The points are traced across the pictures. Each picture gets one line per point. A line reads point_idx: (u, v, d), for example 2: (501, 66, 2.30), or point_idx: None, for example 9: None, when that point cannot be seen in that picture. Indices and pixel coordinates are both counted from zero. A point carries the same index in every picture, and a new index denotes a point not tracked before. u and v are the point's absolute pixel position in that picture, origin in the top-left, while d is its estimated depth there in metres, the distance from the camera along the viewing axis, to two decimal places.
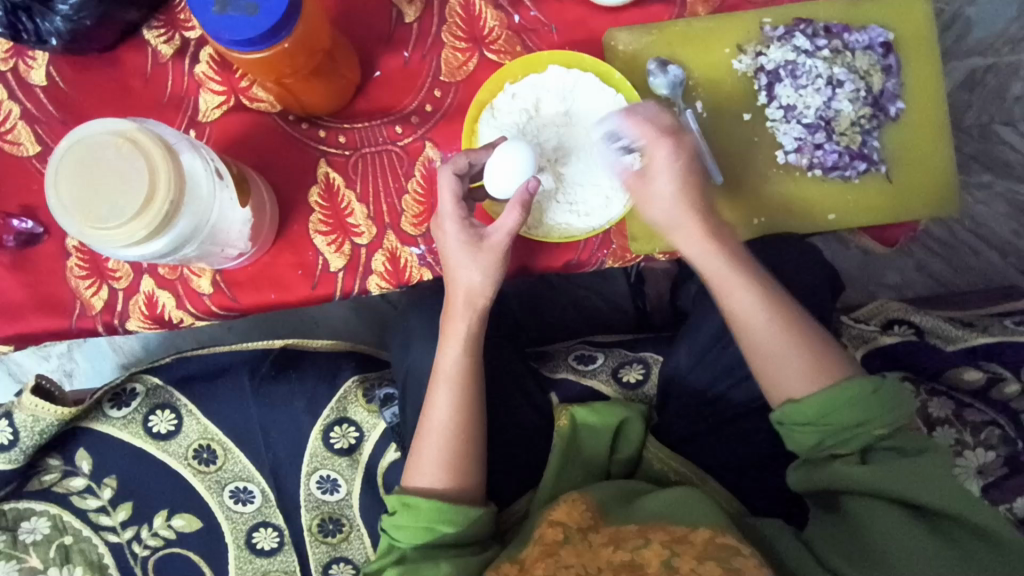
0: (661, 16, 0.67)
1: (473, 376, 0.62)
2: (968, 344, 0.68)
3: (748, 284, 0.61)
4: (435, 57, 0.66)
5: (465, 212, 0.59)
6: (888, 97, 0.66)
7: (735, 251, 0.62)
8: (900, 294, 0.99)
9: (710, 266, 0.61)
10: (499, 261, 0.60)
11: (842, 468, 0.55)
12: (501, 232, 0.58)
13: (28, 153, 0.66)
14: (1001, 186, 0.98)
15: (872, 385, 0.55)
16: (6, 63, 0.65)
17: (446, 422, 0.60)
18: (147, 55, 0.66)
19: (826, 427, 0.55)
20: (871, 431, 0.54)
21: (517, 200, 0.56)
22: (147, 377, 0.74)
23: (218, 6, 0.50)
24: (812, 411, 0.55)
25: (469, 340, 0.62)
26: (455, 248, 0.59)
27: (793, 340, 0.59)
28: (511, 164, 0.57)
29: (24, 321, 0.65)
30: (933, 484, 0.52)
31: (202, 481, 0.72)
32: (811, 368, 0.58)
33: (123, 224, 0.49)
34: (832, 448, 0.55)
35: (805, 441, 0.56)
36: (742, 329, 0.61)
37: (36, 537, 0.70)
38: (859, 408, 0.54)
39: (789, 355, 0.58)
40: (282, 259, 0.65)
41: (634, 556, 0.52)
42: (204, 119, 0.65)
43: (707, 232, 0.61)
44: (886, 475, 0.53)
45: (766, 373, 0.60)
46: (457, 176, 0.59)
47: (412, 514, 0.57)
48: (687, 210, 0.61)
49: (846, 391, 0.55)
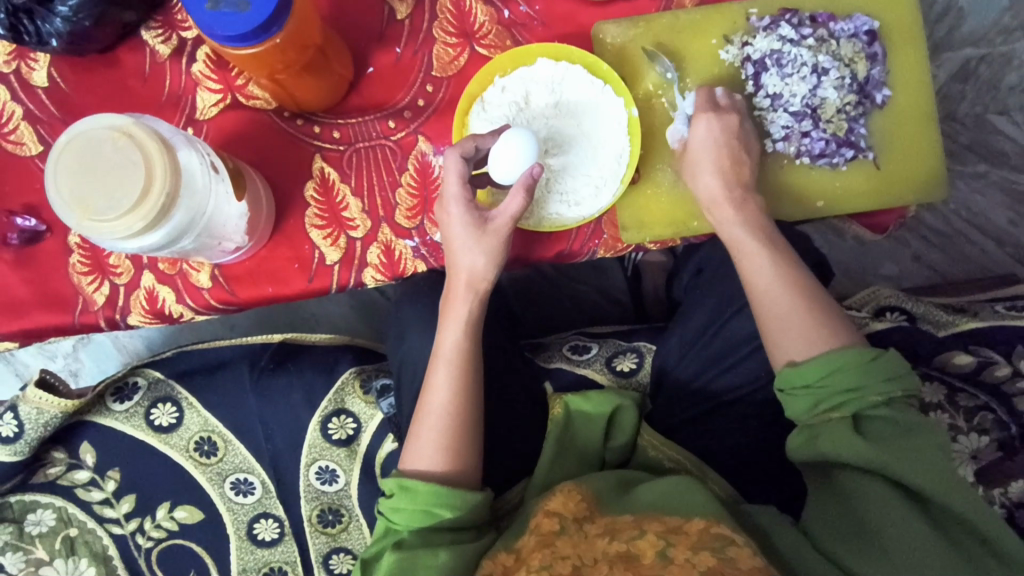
0: (647, 10, 0.68)
1: (472, 360, 0.62)
2: (958, 330, 0.70)
3: (768, 254, 0.61)
4: (427, 53, 0.67)
5: (470, 195, 0.61)
6: (874, 84, 0.67)
7: (760, 225, 0.63)
8: (896, 284, 0.99)
9: (734, 234, 0.63)
10: (501, 246, 0.62)
11: (838, 436, 0.53)
12: (505, 216, 0.60)
13: (32, 153, 0.67)
14: (996, 175, 0.98)
15: (867, 354, 0.54)
16: (9, 66, 0.67)
17: (444, 405, 0.61)
18: (145, 55, 0.67)
19: (820, 394, 0.55)
20: (865, 398, 0.53)
21: (521, 185, 0.59)
22: (149, 371, 0.76)
23: (212, 3, 0.51)
24: (814, 371, 0.55)
25: (472, 321, 0.63)
26: (461, 232, 0.61)
27: (797, 305, 0.58)
28: (514, 151, 0.58)
29: (28, 317, 0.67)
30: (928, 468, 0.51)
31: (203, 473, 0.73)
32: (814, 336, 0.57)
33: (120, 217, 0.51)
34: (826, 415, 0.54)
35: (801, 405, 0.55)
36: (752, 293, 0.61)
37: (42, 529, 0.72)
38: (855, 375, 0.54)
39: (792, 318, 0.58)
40: (279, 253, 0.67)
41: (629, 546, 0.52)
42: (202, 117, 0.67)
43: (733, 201, 0.63)
44: (882, 450, 0.52)
45: (770, 336, 0.59)
46: (463, 159, 0.61)
47: (410, 497, 0.57)
48: (719, 175, 0.63)
49: (841, 356, 0.54)
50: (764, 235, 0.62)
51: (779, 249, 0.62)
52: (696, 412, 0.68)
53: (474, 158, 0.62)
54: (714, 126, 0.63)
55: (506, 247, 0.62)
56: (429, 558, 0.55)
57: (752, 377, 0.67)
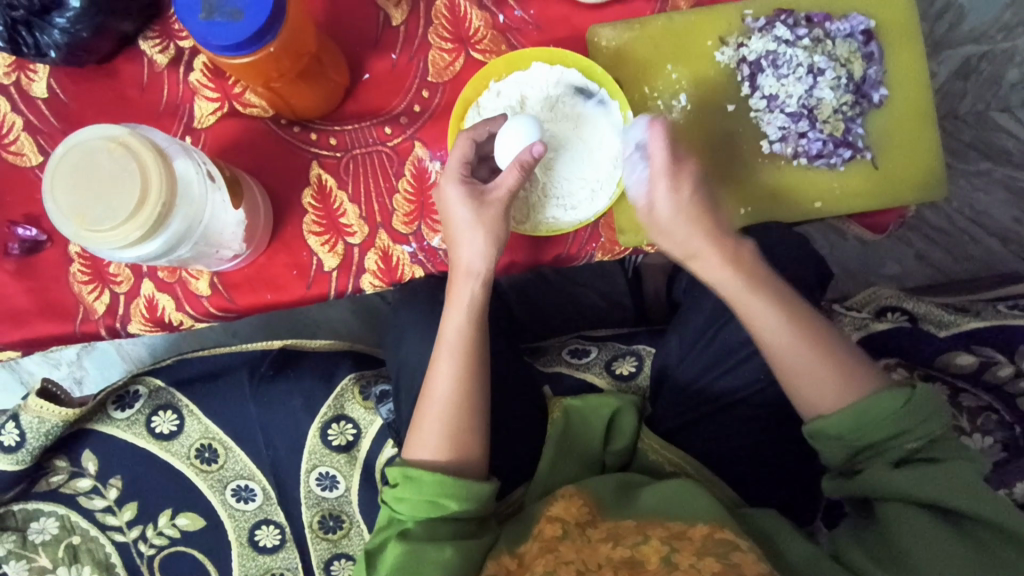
0: (642, 12, 0.68)
1: (476, 349, 0.62)
2: (960, 330, 0.68)
3: (772, 306, 0.57)
4: (423, 59, 0.67)
5: (466, 171, 0.61)
6: (871, 84, 0.67)
7: (757, 272, 0.58)
8: (899, 284, 0.99)
9: (729, 290, 0.59)
10: (500, 220, 0.60)
11: (876, 473, 0.53)
12: (501, 188, 0.59)
13: (32, 163, 0.68)
14: (999, 173, 0.97)
15: (902, 397, 0.53)
16: (8, 78, 0.68)
17: (448, 393, 0.60)
18: (143, 65, 0.67)
19: (858, 442, 0.54)
20: (905, 442, 0.53)
21: (516, 161, 0.58)
22: (149, 379, 0.76)
23: (205, 13, 0.51)
24: (847, 423, 0.54)
25: (474, 305, 0.62)
26: (461, 214, 0.60)
27: (819, 357, 0.56)
28: (518, 132, 0.59)
29: (30, 327, 0.67)
30: (967, 489, 0.51)
31: (204, 480, 0.73)
32: (839, 387, 0.55)
33: (118, 225, 0.51)
34: (863, 461, 0.54)
35: (836, 453, 0.54)
36: (767, 350, 0.58)
37: (45, 537, 0.72)
38: (892, 420, 0.53)
39: (818, 372, 0.56)
40: (277, 260, 0.67)
41: (633, 552, 0.52)
42: (199, 126, 0.67)
43: (725, 257, 0.58)
44: (924, 481, 0.52)
45: (797, 390, 0.57)
46: (474, 141, 0.61)
47: (416, 487, 0.57)
48: (702, 235, 0.58)
49: (874, 404, 0.53)
50: (765, 289, 0.58)
51: (786, 299, 0.58)
52: (696, 414, 0.68)
53: (481, 147, 0.63)
54: (681, 191, 0.58)
55: (505, 222, 0.60)
56: (433, 553, 0.55)
57: (752, 379, 0.67)
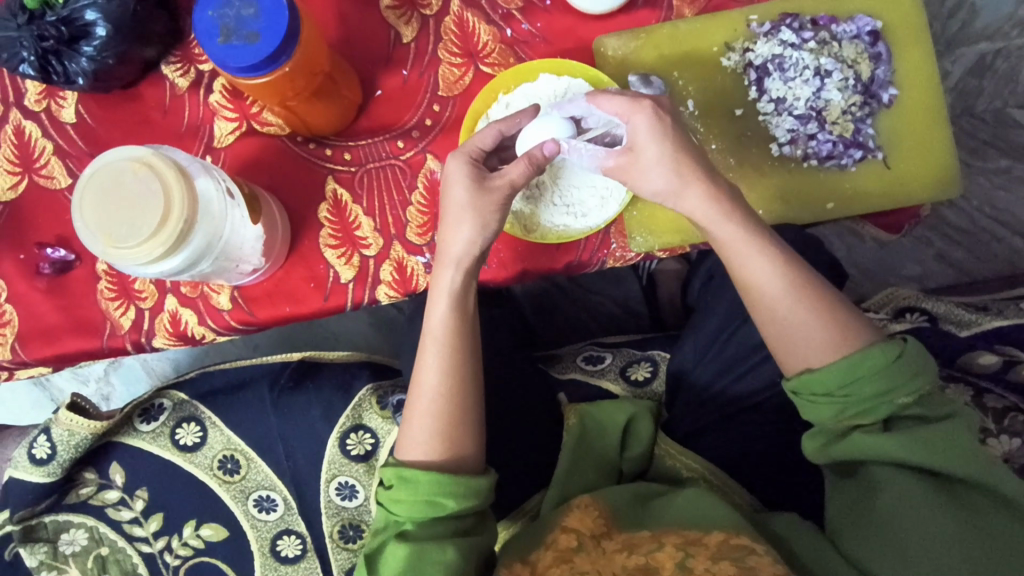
0: (648, 21, 0.69)
1: (463, 338, 0.61)
2: (983, 329, 0.67)
3: (765, 256, 0.56)
4: (433, 74, 0.69)
5: (473, 155, 0.60)
6: (880, 84, 0.68)
7: (750, 220, 0.58)
8: (922, 284, 0.97)
9: (723, 236, 0.58)
10: (497, 207, 0.59)
11: (864, 438, 0.51)
12: (503, 180, 0.59)
13: (61, 186, 0.70)
14: (1019, 169, 0.96)
15: (893, 351, 0.52)
16: (39, 105, 0.70)
17: (434, 386, 0.60)
18: (165, 88, 0.70)
19: (845, 399, 0.52)
20: (894, 399, 0.51)
21: (527, 155, 0.59)
22: (173, 392, 0.78)
23: (223, 37, 0.54)
24: (835, 379, 0.52)
25: (455, 296, 0.61)
26: (459, 194, 0.59)
27: (812, 308, 0.55)
28: (544, 134, 0.61)
29: (60, 343, 0.69)
30: (956, 451, 0.50)
31: (227, 490, 0.75)
32: (832, 337, 0.54)
33: (141, 243, 0.53)
34: (853, 418, 0.52)
35: (825, 412, 0.53)
36: (760, 301, 0.57)
37: (75, 548, 0.74)
38: (879, 376, 0.51)
39: (810, 322, 0.55)
40: (295, 273, 0.68)
41: (648, 560, 0.51)
42: (219, 145, 0.69)
43: (721, 206, 0.57)
44: (909, 444, 0.50)
45: (782, 342, 0.56)
46: (501, 134, 0.61)
47: (411, 489, 0.56)
48: (695, 177, 0.57)
49: (867, 359, 0.52)
50: (760, 237, 0.57)
51: (779, 249, 0.57)
52: (712, 419, 0.67)
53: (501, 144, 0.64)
54: (664, 122, 0.57)
55: (503, 211, 0.60)
56: (435, 554, 0.54)
57: (769, 379, 0.66)
